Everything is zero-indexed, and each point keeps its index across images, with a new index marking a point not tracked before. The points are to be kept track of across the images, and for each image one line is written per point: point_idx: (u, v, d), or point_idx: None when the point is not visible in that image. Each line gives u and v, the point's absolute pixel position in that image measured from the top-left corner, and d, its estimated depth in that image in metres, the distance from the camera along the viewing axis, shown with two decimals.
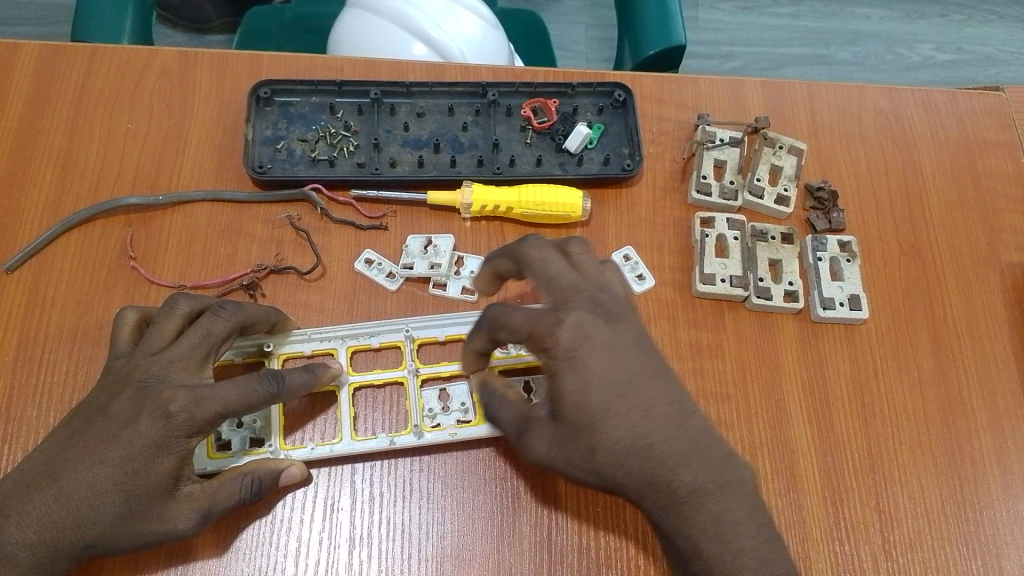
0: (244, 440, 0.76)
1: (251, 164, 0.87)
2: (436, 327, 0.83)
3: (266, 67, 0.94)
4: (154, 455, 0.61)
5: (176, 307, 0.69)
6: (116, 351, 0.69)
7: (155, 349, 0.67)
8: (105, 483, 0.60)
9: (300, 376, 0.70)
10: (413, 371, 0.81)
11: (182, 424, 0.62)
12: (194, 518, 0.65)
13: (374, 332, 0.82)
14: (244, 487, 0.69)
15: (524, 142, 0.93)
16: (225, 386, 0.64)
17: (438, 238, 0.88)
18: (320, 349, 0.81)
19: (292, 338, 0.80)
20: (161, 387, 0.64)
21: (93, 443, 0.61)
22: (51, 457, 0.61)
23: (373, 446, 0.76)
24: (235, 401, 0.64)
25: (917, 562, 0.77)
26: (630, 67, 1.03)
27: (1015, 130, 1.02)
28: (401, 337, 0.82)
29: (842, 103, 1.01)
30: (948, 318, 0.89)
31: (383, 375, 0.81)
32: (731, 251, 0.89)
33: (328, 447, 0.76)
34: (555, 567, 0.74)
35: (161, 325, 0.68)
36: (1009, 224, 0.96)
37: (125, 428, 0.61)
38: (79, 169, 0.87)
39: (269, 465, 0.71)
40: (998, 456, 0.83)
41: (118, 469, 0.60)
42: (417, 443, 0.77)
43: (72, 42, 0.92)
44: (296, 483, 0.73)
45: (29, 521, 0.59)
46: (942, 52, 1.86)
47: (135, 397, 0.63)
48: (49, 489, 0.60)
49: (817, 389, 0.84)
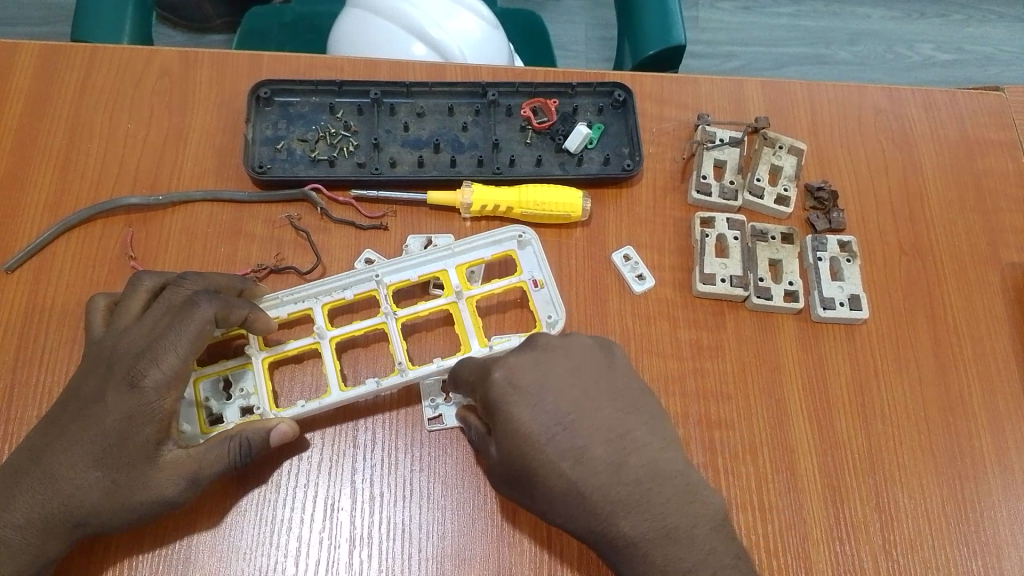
0: (237, 411, 0.75)
1: (251, 164, 0.87)
2: (408, 269, 0.80)
3: (266, 67, 0.94)
4: (128, 426, 0.63)
5: (140, 283, 0.72)
6: (92, 337, 0.70)
7: (124, 326, 0.69)
8: (82, 461, 0.63)
9: (240, 302, 0.72)
10: (392, 314, 0.78)
11: (151, 391, 0.64)
12: (182, 482, 0.65)
13: (347, 285, 0.79)
14: (232, 450, 0.67)
15: (524, 142, 0.93)
16: (174, 337, 0.66)
17: (438, 237, 0.88)
18: (297, 311, 0.78)
19: (267, 304, 0.78)
20: (123, 358, 0.65)
21: (70, 425, 0.64)
22: (36, 446, 0.64)
23: (361, 391, 0.75)
24: (187, 347, 0.66)
25: (917, 562, 0.77)
26: (630, 67, 1.03)
27: (1015, 130, 1.02)
28: (375, 285, 0.79)
29: (841, 103, 1.01)
30: (948, 318, 0.89)
31: (362, 325, 0.78)
32: (731, 251, 0.89)
33: (317, 401, 0.75)
34: (556, 567, 0.74)
35: (128, 303, 0.70)
36: (1009, 224, 0.96)
37: (99, 407, 0.64)
38: (79, 169, 0.87)
39: (256, 426, 0.69)
40: (999, 456, 0.83)
41: (95, 445, 0.63)
42: (405, 381, 0.75)
43: (72, 42, 0.92)
44: (289, 440, 0.70)
45: (18, 504, 0.62)
46: (943, 52, 1.86)
47: (103, 378, 0.65)
48: (34, 473, 0.63)
49: (817, 389, 0.84)
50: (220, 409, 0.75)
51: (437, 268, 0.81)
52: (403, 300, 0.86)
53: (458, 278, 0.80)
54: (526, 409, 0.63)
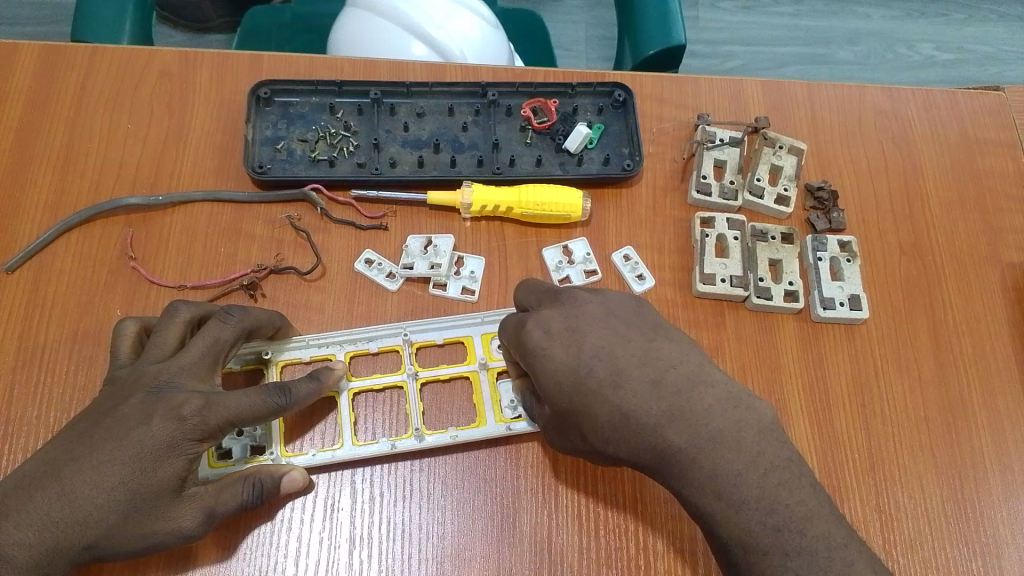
0: (245, 449, 0.76)
1: (251, 164, 0.87)
2: (435, 330, 0.83)
3: (266, 68, 0.94)
4: (166, 456, 0.60)
5: (177, 314, 0.70)
6: (118, 362, 0.68)
7: (162, 358, 0.66)
8: (108, 481, 0.58)
9: (303, 380, 0.70)
10: (412, 375, 0.81)
11: (196, 427, 0.62)
12: (199, 517, 0.64)
13: (373, 337, 0.81)
14: (246, 490, 0.68)
15: (524, 142, 0.93)
16: (238, 396, 0.64)
17: (438, 238, 0.88)
18: (318, 355, 0.81)
19: (291, 345, 0.80)
20: (174, 391, 0.63)
21: (101, 442, 0.59)
22: (38, 459, 0.59)
23: (374, 450, 0.76)
24: (245, 412, 0.65)
25: (917, 563, 0.77)
26: (630, 67, 1.03)
27: (1015, 130, 1.01)
28: (400, 341, 0.82)
29: (842, 103, 1.00)
30: (948, 318, 0.89)
31: (383, 380, 0.81)
32: (732, 251, 0.89)
33: (329, 453, 0.76)
34: (555, 567, 0.74)
35: (164, 332, 0.68)
36: (1009, 224, 0.96)
37: (137, 428, 0.60)
38: (80, 170, 0.87)
39: (269, 470, 0.71)
40: (998, 456, 0.83)
41: (126, 467, 0.59)
42: (418, 446, 0.77)
43: (72, 43, 0.92)
44: (297, 489, 0.73)
45: (29, 521, 0.56)
46: (943, 52, 1.86)
47: (145, 400, 0.62)
48: (51, 488, 0.57)
49: (817, 388, 0.84)
50: (229, 444, 0.75)
51: (463, 333, 0.83)
52: (405, 300, 0.86)
53: (482, 348, 0.83)
54: (554, 336, 0.63)
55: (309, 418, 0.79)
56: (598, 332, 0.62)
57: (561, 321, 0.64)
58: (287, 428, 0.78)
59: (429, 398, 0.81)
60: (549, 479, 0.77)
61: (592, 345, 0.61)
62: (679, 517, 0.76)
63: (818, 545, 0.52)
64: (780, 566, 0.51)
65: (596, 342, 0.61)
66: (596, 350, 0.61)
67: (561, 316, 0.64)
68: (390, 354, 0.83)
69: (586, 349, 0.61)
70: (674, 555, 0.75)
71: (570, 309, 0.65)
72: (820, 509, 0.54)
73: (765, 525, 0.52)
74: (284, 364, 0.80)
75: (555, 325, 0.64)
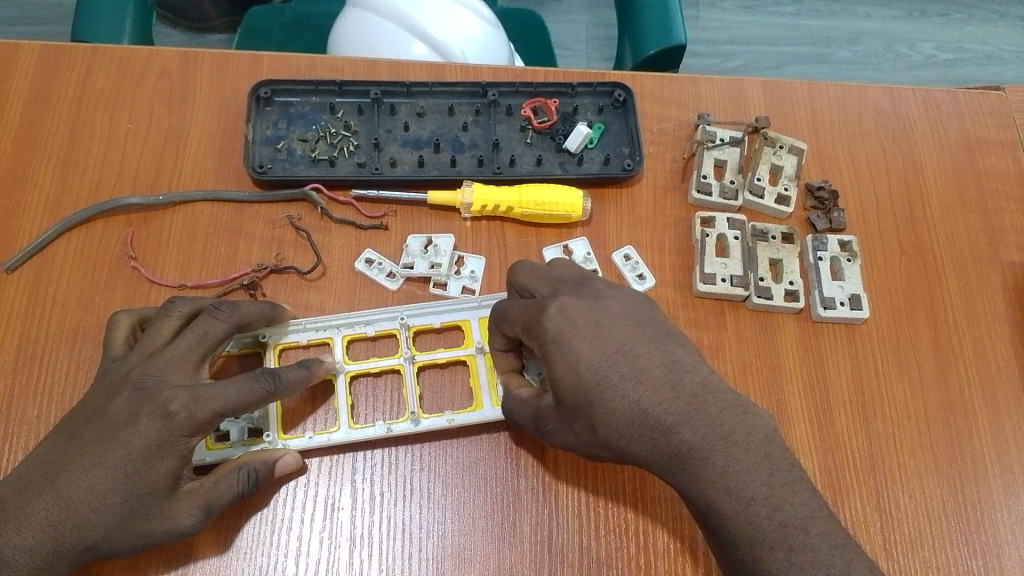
0: (242, 431, 0.75)
1: (251, 164, 0.87)
2: (432, 314, 0.83)
3: (266, 67, 0.94)
4: (155, 456, 0.60)
5: (173, 308, 0.70)
6: (111, 356, 0.68)
7: (154, 349, 0.67)
8: (102, 483, 0.59)
9: (292, 367, 0.69)
10: (409, 358, 0.81)
11: (183, 422, 0.61)
12: (197, 514, 0.64)
13: (370, 321, 0.82)
14: (240, 480, 0.68)
15: (524, 141, 0.93)
16: (223, 384, 0.63)
17: (438, 237, 0.88)
18: (317, 338, 0.81)
19: (290, 328, 0.80)
20: (161, 387, 0.63)
21: (93, 445, 0.59)
22: (33, 463, 0.59)
23: (371, 433, 0.77)
24: (233, 400, 0.63)
25: (917, 562, 0.77)
26: (630, 66, 1.03)
27: (1015, 129, 1.01)
28: (398, 325, 0.82)
29: (842, 103, 1.00)
30: (948, 317, 0.89)
31: (380, 363, 0.81)
32: (732, 250, 0.89)
33: (327, 435, 0.76)
34: (555, 567, 0.74)
35: (159, 325, 0.68)
36: (1009, 224, 0.96)
37: (125, 428, 0.60)
38: (80, 170, 0.87)
39: (263, 456, 0.70)
40: (999, 456, 0.83)
41: (118, 469, 0.59)
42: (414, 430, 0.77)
43: (72, 43, 0.92)
44: (291, 471, 0.72)
45: (28, 524, 0.57)
46: (943, 51, 1.86)
47: (132, 398, 0.62)
48: (49, 492, 0.58)
49: (818, 389, 0.84)
50: (225, 427, 0.75)
51: (461, 317, 0.83)
52: (405, 300, 0.86)
53: (479, 331, 0.83)
54: (581, 335, 0.62)
55: (309, 406, 0.79)
56: (619, 330, 0.62)
57: (586, 314, 0.63)
58: (285, 413, 0.79)
59: (428, 386, 0.82)
60: (549, 479, 0.77)
61: (614, 340, 0.61)
62: (679, 517, 0.76)
63: (830, 550, 0.52)
64: (784, 561, 0.52)
65: (618, 341, 0.61)
66: (615, 348, 0.61)
67: (582, 309, 0.64)
68: (389, 339, 0.84)
69: (609, 347, 0.61)
70: (674, 555, 0.75)
71: (593, 302, 0.64)
72: (835, 528, 0.54)
73: (775, 517, 0.53)
74: (282, 348, 0.80)
75: (577, 317, 0.63)
